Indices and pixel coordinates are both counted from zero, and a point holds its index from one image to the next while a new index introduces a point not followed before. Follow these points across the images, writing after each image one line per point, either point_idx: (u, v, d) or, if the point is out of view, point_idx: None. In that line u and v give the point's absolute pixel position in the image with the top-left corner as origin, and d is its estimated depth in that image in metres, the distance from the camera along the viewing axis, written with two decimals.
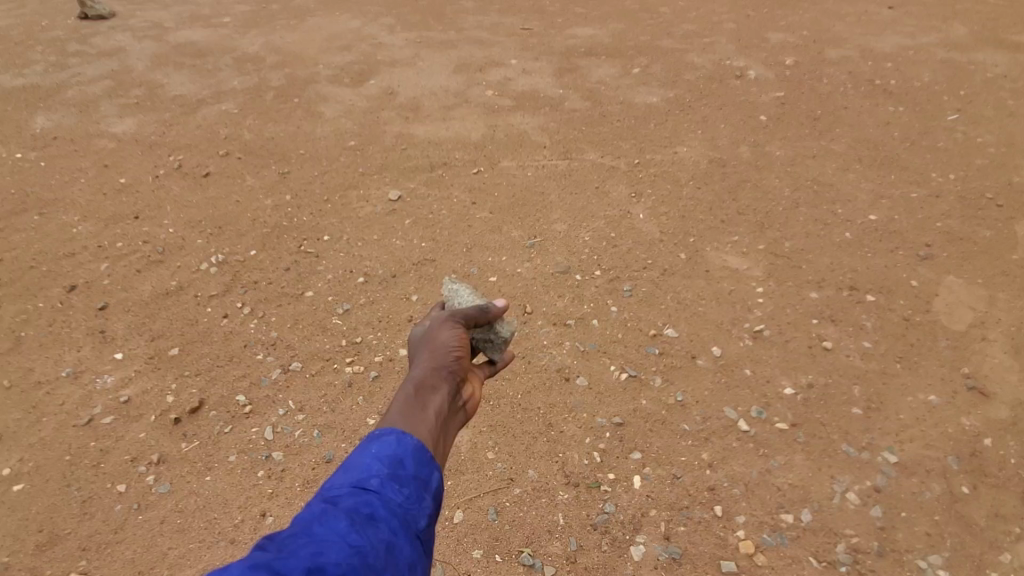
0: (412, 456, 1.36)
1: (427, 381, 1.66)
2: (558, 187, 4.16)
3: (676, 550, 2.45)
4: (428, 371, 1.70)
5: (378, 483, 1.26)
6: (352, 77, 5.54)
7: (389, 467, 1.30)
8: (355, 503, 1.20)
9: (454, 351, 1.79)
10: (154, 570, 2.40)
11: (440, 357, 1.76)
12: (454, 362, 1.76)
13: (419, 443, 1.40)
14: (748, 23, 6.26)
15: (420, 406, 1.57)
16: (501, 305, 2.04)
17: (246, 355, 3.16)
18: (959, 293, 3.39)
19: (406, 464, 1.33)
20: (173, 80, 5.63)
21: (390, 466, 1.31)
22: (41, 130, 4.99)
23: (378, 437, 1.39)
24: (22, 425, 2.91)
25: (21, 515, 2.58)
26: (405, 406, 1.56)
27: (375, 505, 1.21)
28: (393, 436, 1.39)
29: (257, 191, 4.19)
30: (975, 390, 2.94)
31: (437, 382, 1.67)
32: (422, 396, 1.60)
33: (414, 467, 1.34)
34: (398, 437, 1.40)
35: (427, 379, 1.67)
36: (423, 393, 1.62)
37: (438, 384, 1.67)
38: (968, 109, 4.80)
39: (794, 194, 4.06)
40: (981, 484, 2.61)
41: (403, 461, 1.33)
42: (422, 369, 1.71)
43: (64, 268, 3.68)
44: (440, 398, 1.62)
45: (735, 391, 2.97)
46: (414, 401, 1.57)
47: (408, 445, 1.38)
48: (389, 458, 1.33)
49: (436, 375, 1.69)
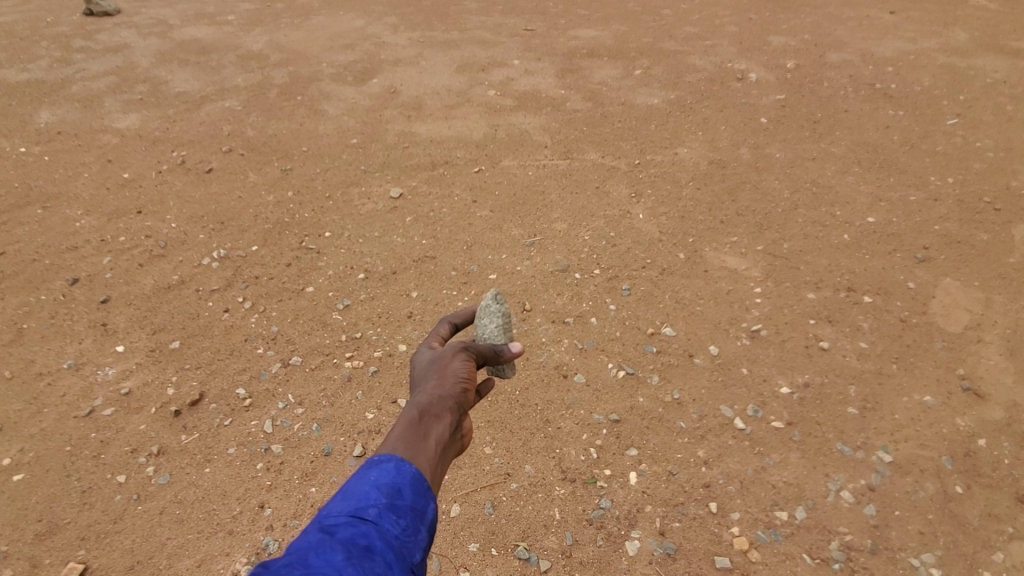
0: (411, 486, 1.32)
1: (431, 408, 1.60)
2: (558, 187, 4.19)
3: (671, 545, 2.47)
4: (433, 398, 1.63)
5: (376, 513, 1.22)
6: (355, 75, 5.57)
7: (387, 497, 1.27)
8: (353, 534, 1.17)
9: (462, 381, 1.73)
10: (152, 560, 2.42)
11: (448, 385, 1.69)
12: (460, 392, 1.70)
13: (418, 472, 1.36)
14: (749, 26, 6.29)
15: (422, 434, 1.51)
16: (513, 352, 1.92)
17: (246, 349, 3.19)
18: (955, 295, 3.42)
19: (404, 494, 1.30)
20: (177, 76, 5.67)
21: (388, 495, 1.27)
22: (46, 124, 5.03)
23: (377, 464, 1.35)
24: (23, 416, 2.93)
25: (21, 504, 2.60)
26: (407, 431, 1.50)
27: (372, 536, 1.18)
28: (392, 463, 1.36)
29: (260, 188, 4.22)
30: (971, 391, 2.96)
31: (442, 410, 1.60)
32: (425, 424, 1.54)
33: (411, 497, 1.30)
34: (397, 465, 1.36)
35: (432, 406, 1.60)
36: (426, 420, 1.56)
37: (442, 412, 1.60)
38: (967, 114, 4.84)
39: (793, 195, 4.09)
40: (975, 483, 2.63)
41: (401, 490, 1.30)
42: (427, 396, 1.64)
43: (67, 262, 3.70)
44: (442, 428, 1.56)
45: (731, 389, 2.99)
46: (416, 428, 1.52)
47: (407, 474, 1.35)
48: (387, 487, 1.29)
49: (441, 403, 1.62)
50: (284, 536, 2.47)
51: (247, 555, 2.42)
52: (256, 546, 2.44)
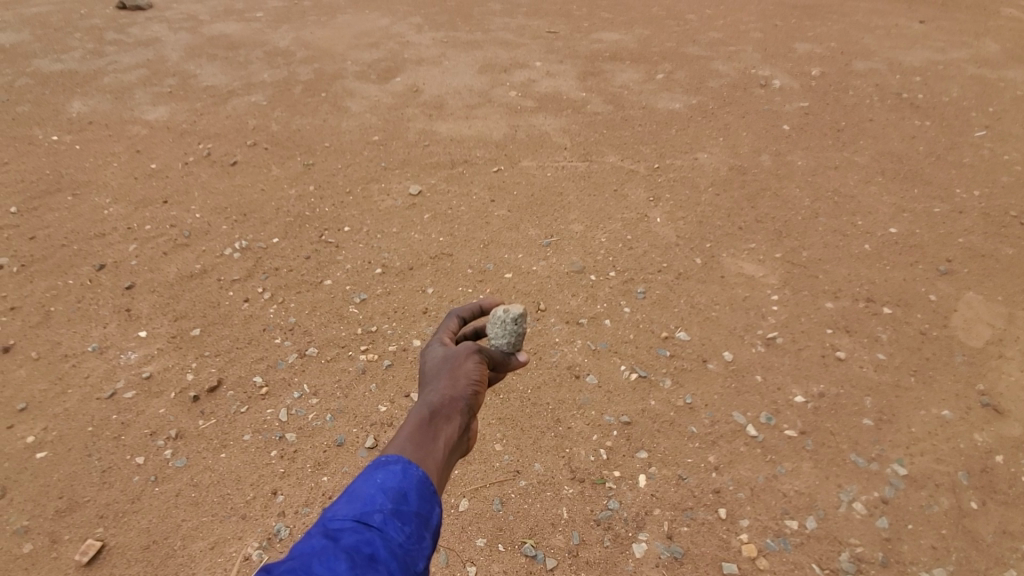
0: (417, 491, 1.34)
1: (443, 408, 1.62)
2: (576, 189, 4.20)
3: (678, 549, 2.47)
4: (445, 398, 1.65)
5: (381, 519, 1.24)
6: (379, 74, 5.64)
7: (392, 502, 1.29)
8: (357, 541, 1.19)
9: (474, 383, 1.74)
10: (168, 540, 2.48)
11: (460, 385, 1.71)
12: (472, 394, 1.71)
13: (424, 476, 1.39)
14: (775, 33, 6.24)
15: (431, 436, 1.54)
16: (521, 362, 1.96)
17: (265, 339, 3.25)
18: (978, 309, 3.37)
19: (410, 499, 1.31)
20: (205, 71, 5.78)
21: (394, 500, 1.29)
22: (78, 114, 5.15)
23: (384, 465, 1.38)
24: (48, 395, 3.01)
25: (43, 481, 2.67)
26: (416, 433, 1.53)
27: (376, 545, 1.20)
28: (399, 465, 1.38)
29: (282, 181, 4.29)
30: (990, 407, 2.92)
31: (452, 412, 1.63)
32: (435, 425, 1.57)
33: (417, 503, 1.31)
34: (404, 467, 1.38)
35: (442, 406, 1.63)
36: (437, 421, 1.58)
37: (453, 414, 1.63)
38: (996, 126, 4.76)
39: (814, 204, 4.05)
40: (991, 500, 2.59)
41: (407, 495, 1.32)
42: (438, 395, 1.66)
43: (94, 248, 3.80)
44: (452, 429, 1.59)
45: (744, 396, 2.98)
46: (426, 430, 1.55)
47: (413, 478, 1.36)
48: (393, 491, 1.31)
49: (452, 404, 1.65)
50: (295, 523, 2.51)
51: (258, 540, 2.46)
52: (268, 531, 2.49)
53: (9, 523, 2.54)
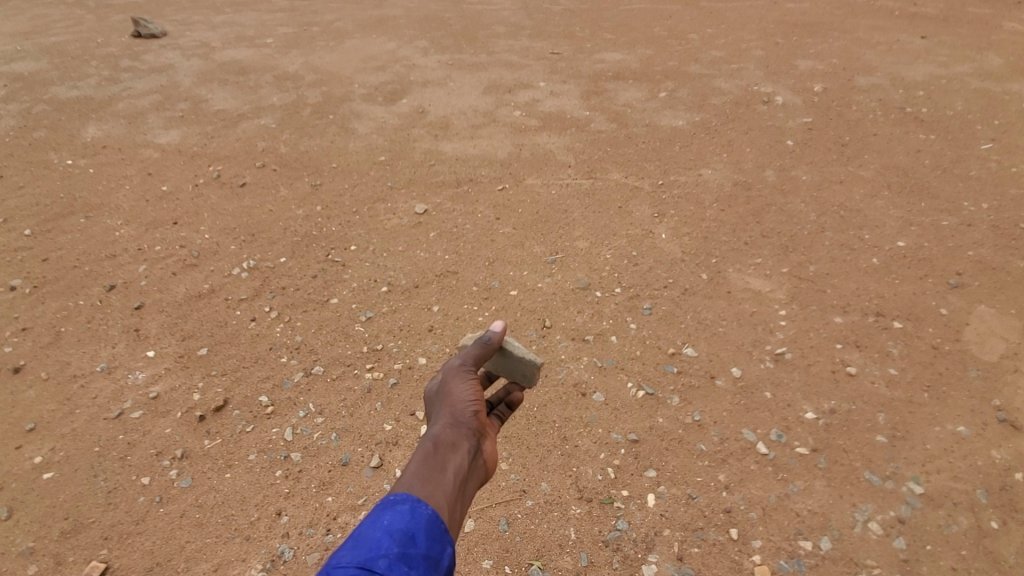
0: (424, 532, 1.45)
1: (446, 440, 1.80)
2: (580, 206, 4.22)
3: (689, 571, 2.42)
4: (447, 429, 1.83)
5: (385, 564, 1.32)
6: (386, 96, 5.74)
7: (399, 545, 1.38)
8: None
9: (471, 406, 1.91)
10: (172, 562, 2.47)
11: (458, 413, 1.88)
12: (472, 419, 1.88)
13: (431, 516, 1.51)
14: (776, 50, 6.29)
15: (440, 467, 1.70)
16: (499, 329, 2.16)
17: (271, 358, 3.26)
18: (991, 323, 3.31)
19: (417, 541, 1.42)
20: (216, 96, 5.91)
21: (400, 543, 1.39)
22: (92, 139, 5.26)
23: (392, 506, 1.49)
24: (56, 416, 3.03)
25: (50, 502, 2.68)
26: (424, 466, 1.69)
27: None
28: (406, 506, 1.50)
29: (290, 202, 4.35)
30: (1007, 423, 2.86)
31: (457, 441, 1.81)
32: (443, 456, 1.74)
33: (425, 545, 1.42)
34: (411, 508, 1.50)
35: (446, 437, 1.81)
36: (443, 452, 1.76)
37: (456, 442, 1.81)
38: (1003, 139, 4.74)
39: (820, 218, 4.04)
40: (1012, 519, 2.51)
41: (413, 538, 1.42)
42: (441, 428, 1.84)
43: (105, 269, 3.85)
44: (458, 457, 1.76)
45: (754, 413, 2.94)
46: (435, 462, 1.71)
47: (421, 517, 1.49)
48: (400, 534, 1.41)
49: (455, 433, 1.83)
50: (300, 544, 2.49)
51: (262, 562, 2.44)
52: (272, 553, 2.47)
53: (15, 544, 2.55)
